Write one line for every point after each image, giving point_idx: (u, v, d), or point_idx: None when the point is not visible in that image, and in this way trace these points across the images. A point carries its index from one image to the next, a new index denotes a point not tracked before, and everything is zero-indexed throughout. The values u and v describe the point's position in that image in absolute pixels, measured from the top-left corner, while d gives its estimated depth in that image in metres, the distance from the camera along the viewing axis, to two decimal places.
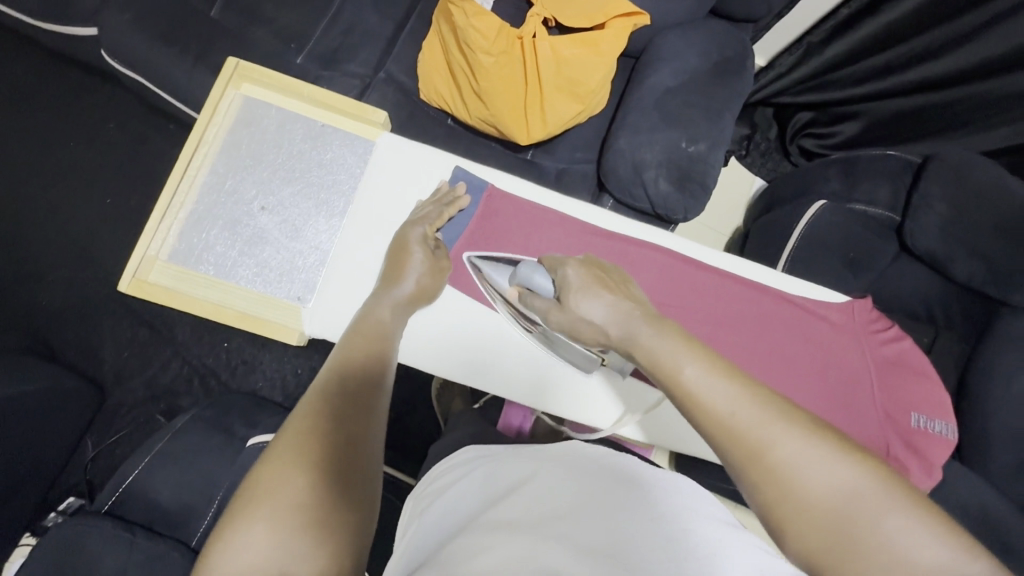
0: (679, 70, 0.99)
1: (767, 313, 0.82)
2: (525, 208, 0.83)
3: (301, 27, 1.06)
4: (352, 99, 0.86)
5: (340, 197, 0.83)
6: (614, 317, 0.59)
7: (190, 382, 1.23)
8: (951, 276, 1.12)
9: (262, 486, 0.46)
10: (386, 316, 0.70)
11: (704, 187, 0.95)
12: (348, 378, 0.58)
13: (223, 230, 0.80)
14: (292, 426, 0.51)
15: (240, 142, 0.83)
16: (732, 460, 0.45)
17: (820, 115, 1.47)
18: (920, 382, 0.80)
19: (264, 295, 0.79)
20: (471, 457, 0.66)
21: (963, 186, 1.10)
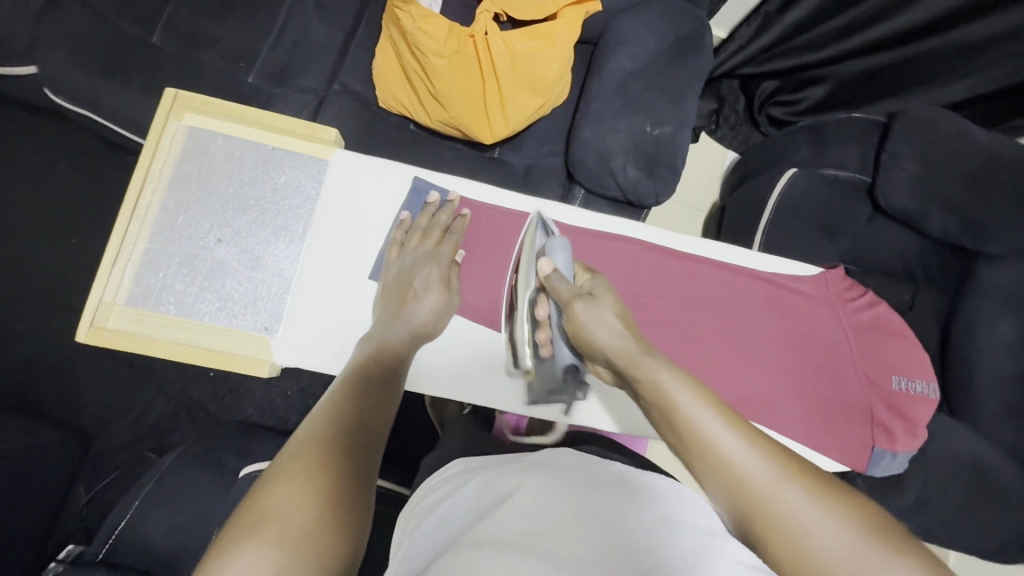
0: (638, 54, 0.98)
1: (741, 293, 0.82)
2: (490, 213, 0.85)
3: (248, 46, 1.04)
4: (299, 119, 0.84)
5: (300, 221, 0.82)
6: (620, 339, 0.61)
7: (178, 417, 1.22)
8: (926, 232, 1.13)
9: (266, 504, 0.44)
10: (401, 348, 0.67)
11: (672, 169, 0.95)
12: (356, 391, 0.57)
13: (181, 267, 0.78)
14: (298, 445, 0.49)
15: (188, 175, 0.81)
16: (744, 513, 0.48)
17: (785, 82, 1.45)
18: (898, 343, 0.84)
19: (230, 328, 0.77)
20: (465, 470, 0.66)
21: (930, 141, 1.10)
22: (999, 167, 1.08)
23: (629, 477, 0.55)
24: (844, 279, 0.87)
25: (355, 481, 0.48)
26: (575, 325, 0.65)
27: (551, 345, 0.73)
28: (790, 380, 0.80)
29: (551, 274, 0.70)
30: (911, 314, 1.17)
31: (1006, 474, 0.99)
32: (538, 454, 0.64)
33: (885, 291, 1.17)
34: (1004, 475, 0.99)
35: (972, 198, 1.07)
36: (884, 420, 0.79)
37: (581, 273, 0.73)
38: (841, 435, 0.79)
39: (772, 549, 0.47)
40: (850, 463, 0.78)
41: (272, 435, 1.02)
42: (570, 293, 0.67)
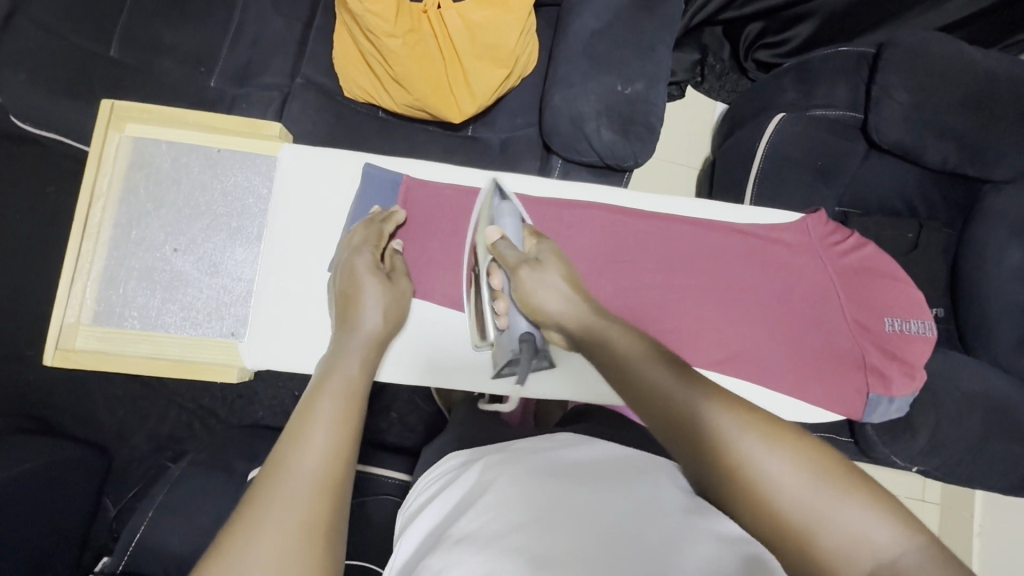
0: (603, 10, 0.94)
1: (715, 248, 0.81)
2: (445, 194, 0.85)
3: (208, 49, 1.02)
4: (239, 117, 0.82)
5: (254, 222, 0.82)
6: (570, 304, 0.66)
7: (190, 426, 1.25)
8: (925, 163, 1.08)
9: (222, 566, 0.39)
10: (355, 367, 0.58)
11: (649, 128, 0.92)
12: (303, 422, 0.49)
13: (140, 281, 0.79)
14: (263, 486, 0.44)
15: (137, 187, 0.80)
16: (704, 466, 0.49)
17: (770, 23, 1.38)
18: (891, 284, 0.81)
19: (195, 338, 0.78)
20: (453, 468, 0.65)
21: (923, 68, 1.04)
22: (996, 87, 1.03)
23: (601, 470, 0.54)
24: (828, 223, 0.85)
25: (320, 516, 0.43)
26: (523, 291, 0.68)
27: (508, 315, 0.73)
28: (769, 332, 0.79)
29: (500, 241, 0.72)
30: (917, 252, 1.13)
31: None
32: (515, 446, 0.63)
33: (887, 230, 1.13)
34: (1020, 407, 0.96)
35: (969, 124, 1.03)
36: (877, 364, 0.77)
37: (529, 239, 0.74)
38: (837, 386, 0.77)
39: (718, 484, 0.48)
40: (846, 414, 0.77)
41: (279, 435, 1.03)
42: (517, 260, 0.69)
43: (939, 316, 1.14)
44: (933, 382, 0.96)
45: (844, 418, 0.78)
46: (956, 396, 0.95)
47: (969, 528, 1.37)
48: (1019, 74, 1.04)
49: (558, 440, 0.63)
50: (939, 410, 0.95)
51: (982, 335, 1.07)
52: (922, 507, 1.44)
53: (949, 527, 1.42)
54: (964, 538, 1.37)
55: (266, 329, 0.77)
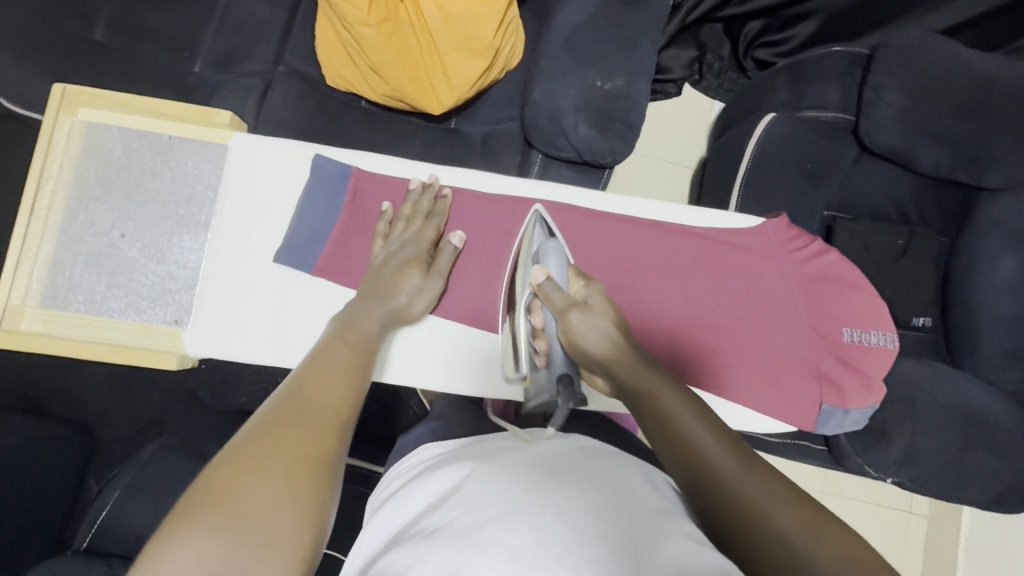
0: (587, 3, 0.92)
1: (674, 252, 0.81)
2: (392, 187, 0.84)
3: (192, 35, 1.02)
4: (189, 103, 0.83)
5: (202, 210, 0.83)
6: (615, 350, 0.65)
7: (174, 408, 1.26)
8: (918, 168, 1.05)
9: (225, 477, 0.43)
10: (373, 327, 0.69)
11: (629, 125, 0.90)
12: (324, 364, 0.59)
13: (87, 265, 0.80)
14: (267, 417, 0.49)
15: (87, 172, 0.82)
16: (722, 516, 0.48)
17: (771, 21, 1.36)
18: (852, 293, 0.81)
19: (140, 324, 0.79)
20: (420, 464, 0.63)
21: (918, 70, 1.01)
22: (994, 93, 1.00)
23: (574, 463, 0.52)
24: (791, 227, 0.84)
25: (315, 454, 0.47)
26: (571, 333, 0.68)
27: (548, 352, 0.74)
28: (723, 338, 0.80)
29: (546, 282, 0.71)
30: (908, 259, 1.10)
31: (1007, 422, 0.93)
32: (487, 443, 0.61)
33: (878, 236, 1.10)
34: (1001, 422, 0.93)
35: (963, 129, 1.00)
36: (830, 374, 0.79)
37: (574, 280, 0.73)
38: (790, 396, 0.78)
39: (739, 537, 0.46)
40: (798, 424, 0.78)
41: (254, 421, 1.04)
42: (564, 303, 0.69)
43: (927, 325, 1.11)
44: (912, 393, 0.94)
45: (795, 427, 0.79)
46: (933, 409, 0.93)
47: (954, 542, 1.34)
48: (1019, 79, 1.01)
49: (542, 434, 0.64)
50: (916, 422, 0.93)
51: (971, 347, 1.05)
52: (908, 520, 1.42)
53: (934, 541, 1.39)
54: (949, 553, 1.35)
55: (213, 316, 0.79)
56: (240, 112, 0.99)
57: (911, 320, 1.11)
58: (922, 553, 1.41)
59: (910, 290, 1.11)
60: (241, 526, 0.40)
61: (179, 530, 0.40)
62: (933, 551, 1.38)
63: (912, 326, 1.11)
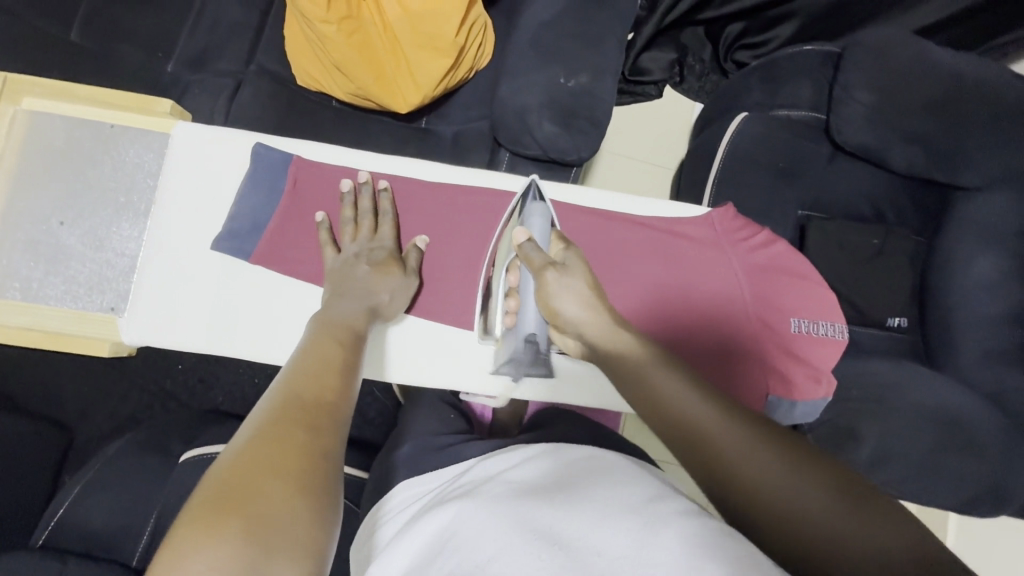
0: (553, 2, 0.93)
1: (619, 240, 0.83)
2: (334, 176, 0.84)
3: (166, 35, 1.02)
4: (132, 93, 0.85)
5: (142, 198, 0.84)
6: (593, 314, 0.62)
7: (152, 408, 1.22)
8: (891, 167, 1.06)
9: (227, 486, 0.38)
10: (353, 323, 0.65)
11: (594, 122, 0.90)
12: (316, 364, 0.53)
13: (25, 252, 0.81)
14: (259, 423, 0.43)
15: (28, 161, 0.83)
16: (742, 509, 0.45)
17: (751, 24, 1.36)
18: (801, 283, 0.81)
19: (75, 311, 0.80)
20: (416, 504, 0.59)
21: (888, 69, 1.01)
22: (965, 90, 1.00)
23: (570, 474, 0.51)
24: (737, 218, 0.86)
25: (315, 452, 0.42)
26: (545, 294, 0.64)
27: (516, 314, 0.73)
28: (667, 326, 0.79)
29: (526, 242, 0.69)
30: (881, 259, 1.09)
31: (979, 424, 0.92)
32: (475, 469, 0.59)
33: (852, 235, 1.08)
34: (973, 422, 0.92)
35: (936, 126, 0.99)
36: (777, 366, 0.77)
37: (555, 243, 0.70)
38: (738, 387, 0.76)
39: (767, 528, 0.44)
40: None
41: (221, 420, 1.03)
42: (542, 262, 0.66)
43: (904, 327, 1.09)
44: (881, 393, 0.93)
45: None
46: (902, 409, 0.92)
47: None
48: (991, 77, 1.00)
49: (521, 449, 0.61)
50: (886, 422, 0.92)
51: (946, 345, 1.04)
52: None
53: None
54: None
55: (148, 303, 0.80)
56: (211, 112, 1.00)
57: (888, 320, 1.09)
58: None
59: (888, 291, 1.10)
60: (255, 532, 0.36)
61: (190, 548, 0.34)
62: None
63: (890, 326, 1.09)
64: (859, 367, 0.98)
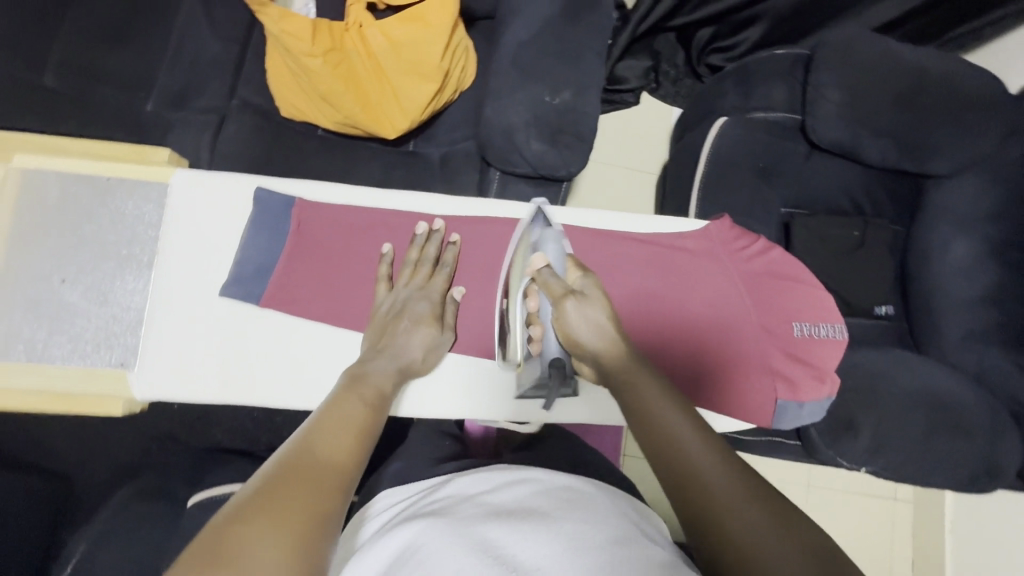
0: (531, 22, 0.94)
1: (621, 258, 0.84)
2: (338, 214, 0.85)
3: (145, 75, 1.01)
4: (127, 144, 0.85)
5: (144, 249, 0.83)
6: (608, 342, 0.64)
7: (151, 451, 1.18)
8: (865, 161, 1.10)
9: (226, 532, 0.39)
10: (386, 385, 0.65)
11: (580, 137, 0.92)
12: (334, 419, 0.54)
13: (27, 312, 0.79)
14: (270, 471, 0.45)
15: (24, 219, 0.81)
16: (690, 509, 0.48)
17: (720, 28, 1.40)
18: (800, 289, 0.84)
19: (84, 369, 0.79)
20: (389, 514, 0.60)
21: (855, 68, 1.04)
22: (929, 84, 1.04)
23: (547, 505, 0.53)
24: (733, 228, 0.88)
25: (314, 506, 0.43)
26: (563, 323, 0.66)
27: (541, 340, 0.73)
28: (676, 340, 0.82)
29: (544, 268, 0.70)
30: (863, 250, 1.13)
31: (967, 403, 0.96)
32: (445, 486, 0.60)
33: (833, 229, 1.12)
34: (962, 403, 0.96)
35: (904, 121, 1.04)
36: (783, 371, 0.81)
37: (572, 269, 0.71)
38: (742, 393, 0.81)
39: (709, 531, 0.46)
40: (753, 420, 0.80)
41: (225, 459, 1.02)
42: (561, 290, 0.67)
43: (889, 313, 1.14)
44: (873, 381, 0.96)
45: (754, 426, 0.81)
46: (896, 395, 0.96)
47: (941, 525, 1.35)
48: (951, 70, 1.05)
49: (519, 471, 0.62)
50: (881, 409, 0.95)
51: (931, 329, 1.08)
52: (893, 505, 1.43)
53: (922, 526, 1.40)
54: (936, 537, 1.36)
55: (156, 353, 0.79)
56: (196, 150, 0.99)
57: (874, 308, 1.13)
58: (912, 539, 1.41)
59: (871, 280, 1.14)
60: None
61: None
62: (922, 536, 1.39)
63: (876, 315, 1.14)
64: (851, 358, 1.01)
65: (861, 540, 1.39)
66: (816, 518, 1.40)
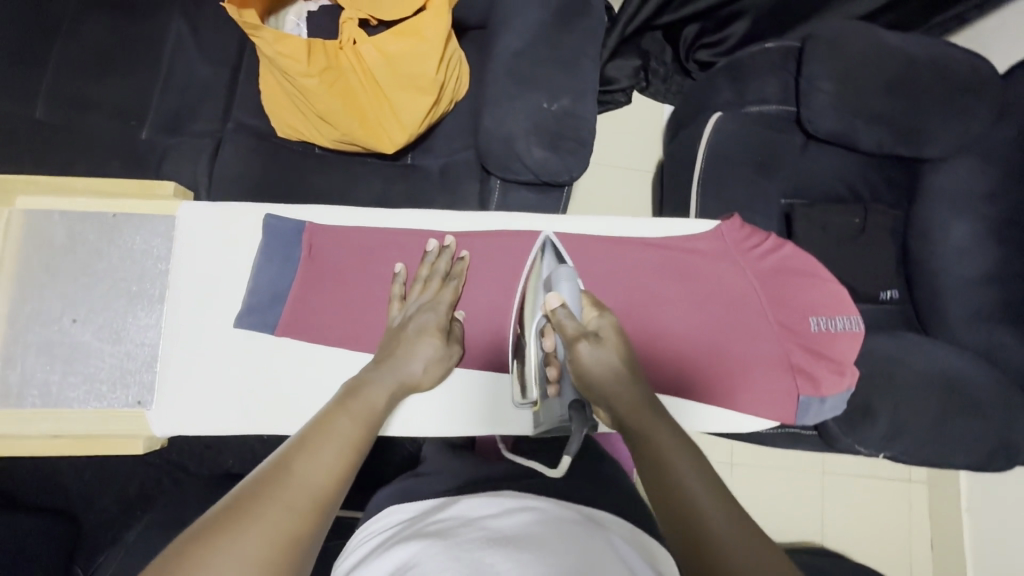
0: (524, 29, 0.94)
1: (634, 263, 0.84)
2: (350, 237, 0.84)
3: (137, 102, 1.00)
4: (131, 180, 0.83)
5: (155, 283, 0.82)
6: (624, 389, 0.62)
7: (161, 482, 1.17)
8: (862, 149, 1.10)
9: (187, 556, 0.38)
10: (380, 400, 0.61)
11: (580, 142, 0.92)
12: (322, 436, 0.52)
13: (40, 355, 0.78)
14: (245, 493, 0.44)
15: (32, 262, 0.80)
16: (681, 536, 0.47)
17: (707, 23, 1.41)
18: (814, 284, 0.84)
19: (101, 410, 0.77)
20: (387, 531, 0.59)
21: (846, 58, 1.05)
22: (919, 69, 1.05)
23: (541, 530, 0.51)
24: (743, 226, 0.88)
25: (280, 541, 0.41)
26: (577, 366, 0.65)
27: (559, 382, 0.73)
28: (694, 342, 0.82)
29: (559, 308, 0.68)
30: (865, 237, 1.13)
31: (981, 383, 0.96)
32: (452, 507, 0.59)
33: (834, 217, 1.13)
34: (975, 383, 0.96)
35: (898, 107, 1.04)
36: (803, 365, 0.81)
37: (588, 309, 0.70)
38: (764, 390, 0.81)
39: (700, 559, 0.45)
40: (777, 418, 0.81)
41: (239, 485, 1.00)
42: (576, 332, 0.66)
43: (894, 298, 1.14)
44: (886, 368, 0.96)
45: (777, 422, 0.81)
46: (908, 378, 0.96)
47: (956, 505, 1.36)
48: (940, 55, 1.06)
49: (519, 498, 0.60)
50: (896, 395, 0.95)
51: (938, 312, 1.08)
52: (908, 488, 1.44)
53: (938, 506, 1.41)
54: (952, 517, 1.36)
55: (175, 388, 0.79)
56: (193, 174, 0.98)
57: (879, 294, 1.14)
58: (928, 521, 1.42)
59: (875, 265, 1.14)
60: None
61: None
62: (939, 518, 1.39)
63: (882, 300, 1.14)
64: (862, 345, 1.00)
65: (878, 524, 1.40)
66: (832, 505, 1.40)
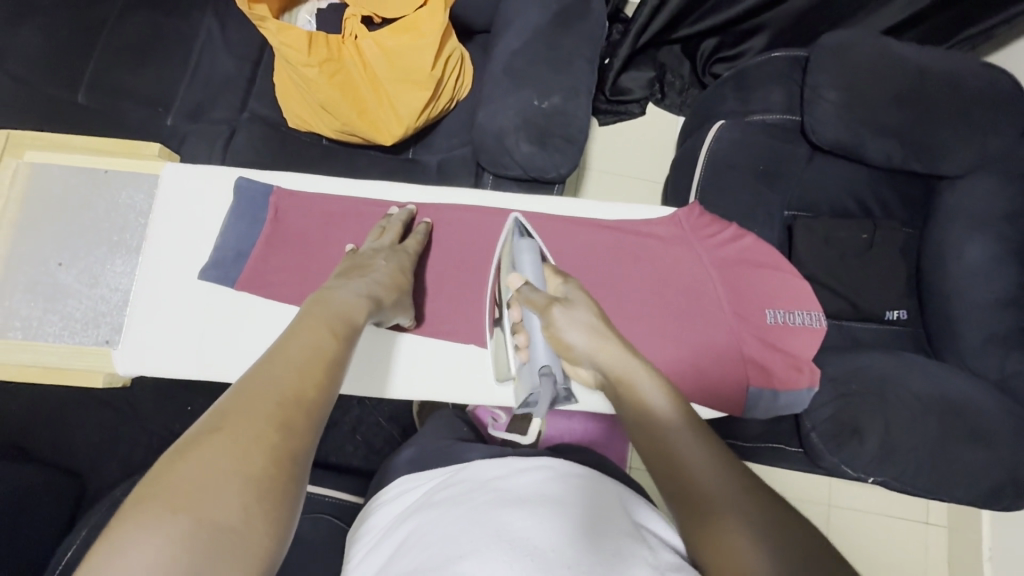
0: (522, 32, 0.98)
1: (591, 244, 0.86)
2: (315, 202, 0.88)
3: (166, 91, 1.08)
4: (121, 139, 0.91)
5: (134, 236, 0.89)
6: (598, 342, 0.64)
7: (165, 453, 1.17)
8: (871, 162, 1.07)
9: (183, 472, 0.38)
10: (356, 312, 0.62)
11: (569, 140, 0.93)
12: (298, 355, 0.51)
13: (26, 294, 0.87)
14: (232, 407, 0.43)
15: (31, 211, 0.89)
16: (679, 509, 0.50)
17: (724, 38, 1.41)
18: (773, 276, 0.84)
19: (73, 346, 0.85)
20: (411, 497, 0.64)
21: (851, 69, 1.03)
22: (931, 82, 1.02)
23: (548, 489, 0.54)
24: (704, 214, 0.89)
25: (277, 451, 0.42)
26: (554, 330, 0.67)
27: (528, 349, 0.74)
28: (641, 324, 0.82)
29: (523, 286, 0.72)
30: (872, 252, 1.09)
31: (987, 412, 0.90)
32: (462, 471, 0.63)
33: (840, 230, 1.09)
34: (980, 411, 0.90)
35: (907, 120, 1.01)
36: (753, 356, 0.80)
37: (553, 278, 0.74)
38: (713, 378, 0.80)
39: (699, 525, 0.48)
40: (723, 406, 0.80)
41: None
42: (546, 300, 0.68)
43: (903, 318, 1.09)
44: (879, 386, 0.91)
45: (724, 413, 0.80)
46: (906, 398, 0.91)
47: (978, 553, 1.25)
48: (956, 68, 1.02)
49: (516, 459, 0.63)
50: (891, 416, 0.89)
51: (949, 336, 1.02)
52: (925, 530, 1.34)
53: (959, 553, 1.30)
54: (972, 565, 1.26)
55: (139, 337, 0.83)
56: (208, 157, 1.05)
57: (886, 313, 1.09)
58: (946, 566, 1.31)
59: (883, 282, 1.09)
60: (195, 528, 0.36)
61: (138, 526, 0.36)
62: (958, 563, 1.29)
63: (888, 320, 1.09)
64: (859, 362, 0.96)
65: (888, 566, 1.30)
66: (838, 539, 1.32)
